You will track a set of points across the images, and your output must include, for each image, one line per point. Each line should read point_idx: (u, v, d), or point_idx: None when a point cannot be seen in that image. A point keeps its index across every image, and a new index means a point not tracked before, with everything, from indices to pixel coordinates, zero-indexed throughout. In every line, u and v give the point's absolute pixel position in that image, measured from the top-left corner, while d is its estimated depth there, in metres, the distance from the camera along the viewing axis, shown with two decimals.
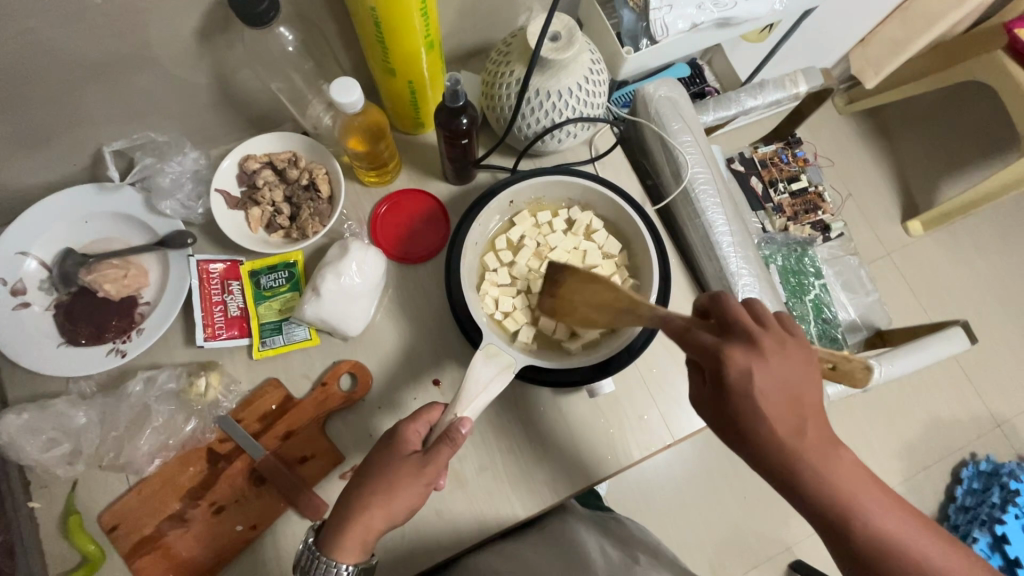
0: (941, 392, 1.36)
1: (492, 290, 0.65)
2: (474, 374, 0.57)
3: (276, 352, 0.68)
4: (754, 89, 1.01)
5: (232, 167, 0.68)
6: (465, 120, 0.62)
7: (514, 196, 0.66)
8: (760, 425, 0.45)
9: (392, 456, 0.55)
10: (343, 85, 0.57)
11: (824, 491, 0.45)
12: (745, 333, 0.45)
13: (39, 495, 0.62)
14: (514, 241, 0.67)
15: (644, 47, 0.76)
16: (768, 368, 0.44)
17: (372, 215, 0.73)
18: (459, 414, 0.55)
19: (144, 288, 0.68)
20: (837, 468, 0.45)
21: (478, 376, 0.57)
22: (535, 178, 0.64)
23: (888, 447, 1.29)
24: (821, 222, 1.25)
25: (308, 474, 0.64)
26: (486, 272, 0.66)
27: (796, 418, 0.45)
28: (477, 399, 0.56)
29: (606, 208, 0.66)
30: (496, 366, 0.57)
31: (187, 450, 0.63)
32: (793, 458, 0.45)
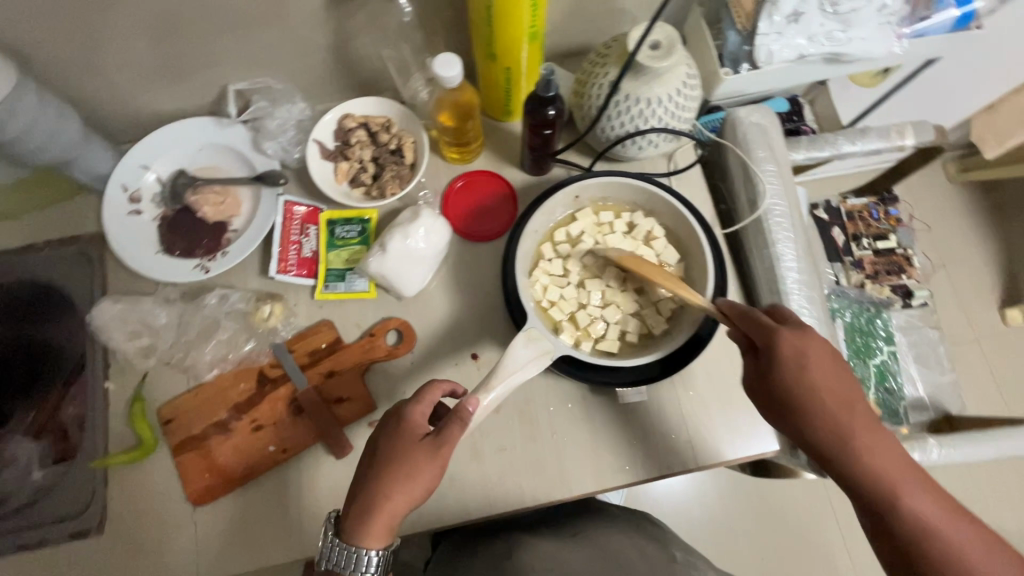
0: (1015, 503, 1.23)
1: (543, 278, 0.64)
2: (512, 355, 0.58)
3: (335, 298, 0.72)
4: (854, 134, 0.97)
5: (333, 122, 0.74)
6: (553, 111, 0.64)
7: (582, 191, 0.65)
8: (811, 402, 0.52)
9: (403, 444, 0.55)
10: (446, 60, 0.61)
11: (868, 467, 0.51)
12: (798, 321, 0.55)
13: (116, 377, 0.70)
14: (572, 236, 0.65)
15: (742, 71, 0.75)
16: (817, 350, 0.53)
17: (446, 188, 0.77)
18: (491, 390, 0.57)
19: (235, 217, 0.75)
20: (877, 449, 0.51)
21: (518, 356, 0.58)
22: (606, 176, 0.63)
23: None
24: (903, 287, 1.16)
25: (340, 414, 0.68)
26: (540, 260, 0.65)
27: (840, 399, 0.52)
28: (512, 379, 0.57)
29: (670, 216, 0.64)
30: (537, 351, 0.58)
31: (242, 367, 0.69)
32: (839, 432, 0.52)
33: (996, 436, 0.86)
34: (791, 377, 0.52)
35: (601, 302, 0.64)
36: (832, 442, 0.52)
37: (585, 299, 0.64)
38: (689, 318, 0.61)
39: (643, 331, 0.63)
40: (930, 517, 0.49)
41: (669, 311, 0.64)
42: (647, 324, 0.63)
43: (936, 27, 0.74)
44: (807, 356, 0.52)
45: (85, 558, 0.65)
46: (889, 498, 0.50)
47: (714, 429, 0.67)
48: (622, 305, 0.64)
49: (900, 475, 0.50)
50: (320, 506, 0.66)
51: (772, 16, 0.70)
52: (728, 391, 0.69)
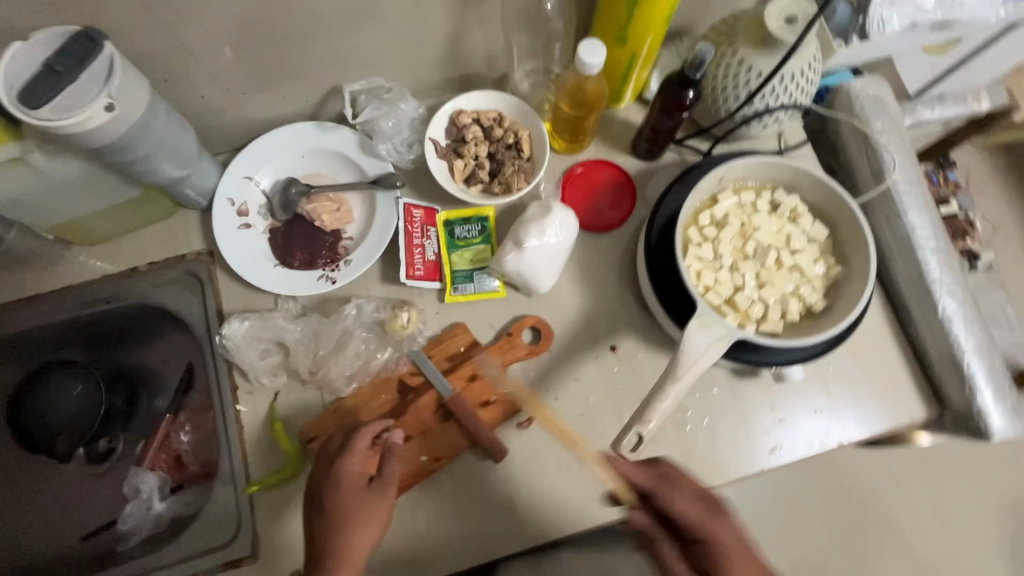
0: None
1: (696, 264, 0.63)
2: (691, 343, 0.57)
3: (465, 299, 0.71)
4: (932, 100, 0.98)
5: (444, 119, 0.72)
6: (692, 94, 0.63)
7: (726, 173, 0.64)
8: None
9: (348, 491, 0.58)
10: (592, 47, 0.59)
11: None
12: None
13: (246, 399, 0.67)
14: (718, 219, 0.65)
15: (852, 44, 0.74)
16: None
17: (565, 175, 0.75)
18: (680, 381, 0.55)
19: (349, 224, 0.72)
20: None
21: (695, 344, 0.57)
22: (753, 156, 0.63)
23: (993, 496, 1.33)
24: (970, 250, 1.18)
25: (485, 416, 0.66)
26: (689, 246, 0.64)
27: None
28: (695, 368, 0.56)
29: (816, 192, 0.64)
30: (712, 336, 0.57)
31: (381, 378, 0.67)
32: None
33: None
34: None
35: (755, 284, 0.64)
36: None
37: (739, 282, 0.64)
38: (850, 292, 0.62)
39: (802, 308, 0.64)
40: None
41: (824, 286, 0.64)
42: (806, 300, 0.64)
43: None
44: None
45: None
46: (714, 539, 0.54)
47: (861, 402, 0.68)
48: (775, 282, 0.64)
49: None
50: (480, 511, 0.65)
51: None
52: (871, 363, 0.69)
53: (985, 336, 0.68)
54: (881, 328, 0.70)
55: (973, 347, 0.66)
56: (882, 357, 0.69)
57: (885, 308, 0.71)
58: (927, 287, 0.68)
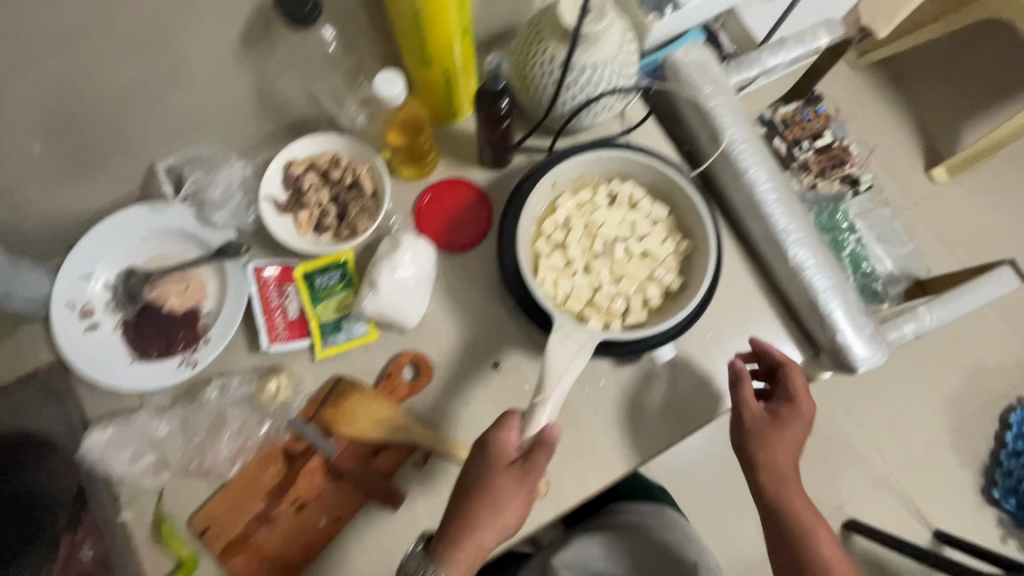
0: (973, 342, 1.44)
1: (550, 273, 0.64)
2: (556, 356, 0.58)
3: (337, 350, 0.69)
4: (775, 47, 1.00)
5: (276, 173, 0.69)
6: (506, 102, 0.62)
7: (556, 178, 0.65)
8: (783, 473, 0.63)
9: (490, 470, 0.57)
10: (389, 77, 0.57)
11: (792, 526, 0.63)
12: (787, 393, 0.65)
13: (129, 506, 0.64)
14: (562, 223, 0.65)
15: (668, 14, 0.75)
16: (789, 432, 0.64)
17: (416, 206, 0.74)
18: (548, 400, 0.58)
19: (205, 299, 0.69)
20: (805, 518, 0.63)
21: (558, 356, 0.58)
22: (575, 155, 0.64)
23: (929, 396, 1.40)
24: (850, 176, 1.23)
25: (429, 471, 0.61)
26: (541, 257, 0.64)
27: (790, 461, 0.64)
28: (562, 381, 0.58)
29: (646, 175, 0.66)
30: (574, 345, 0.59)
31: (265, 451, 0.65)
32: (777, 486, 0.63)
33: (974, 286, 0.92)
34: (755, 439, 0.64)
35: (612, 279, 0.65)
36: (773, 501, 0.64)
37: (597, 280, 0.65)
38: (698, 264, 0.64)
39: (663, 291, 0.65)
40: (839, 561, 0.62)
41: (677, 264, 0.66)
42: (663, 283, 0.65)
43: None
44: (783, 458, 0.63)
45: None
46: (778, 501, 0.63)
47: (740, 362, 0.69)
48: (631, 271, 0.65)
49: (811, 530, 0.62)
50: (390, 560, 0.64)
51: None
52: (745, 322, 0.71)
53: (840, 271, 0.71)
54: (747, 286, 0.72)
55: (830, 287, 0.69)
56: (752, 314, 0.71)
57: (748, 267, 0.72)
58: (777, 239, 0.70)
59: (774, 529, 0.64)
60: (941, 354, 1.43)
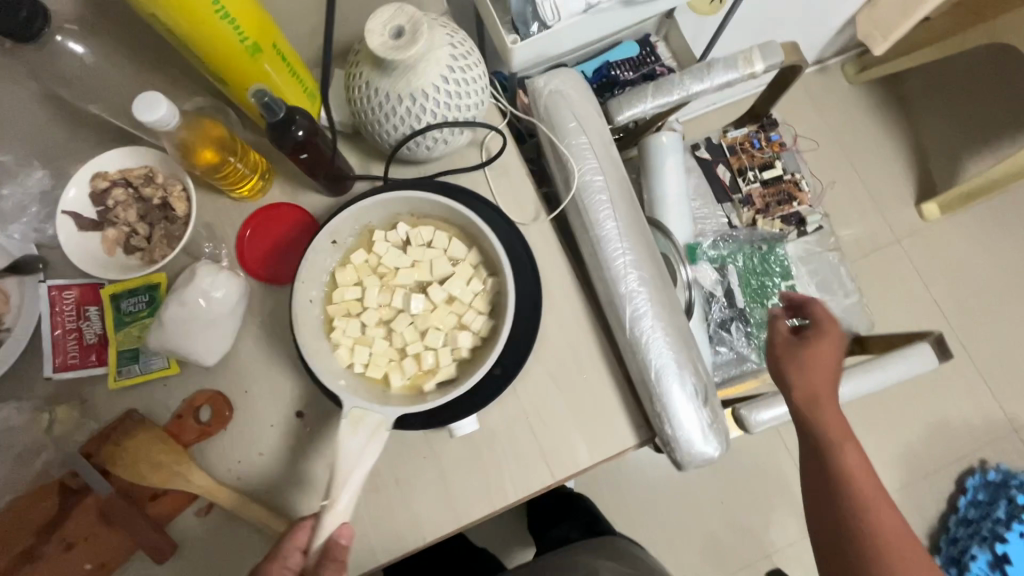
0: (946, 400, 1.29)
1: (346, 340, 0.56)
2: (345, 449, 0.50)
3: (134, 382, 0.64)
4: (701, 70, 0.89)
5: (78, 187, 0.64)
6: (299, 131, 0.55)
7: (337, 235, 0.56)
8: (822, 403, 0.66)
9: None
10: (150, 99, 0.51)
11: (838, 467, 0.64)
12: (819, 326, 0.69)
13: None
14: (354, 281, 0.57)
15: (535, 34, 0.66)
16: (820, 356, 0.67)
17: (236, 240, 0.67)
18: (337, 503, 0.49)
19: (4, 314, 0.63)
20: (856, 464, 0.64)
21: (348, 448, 0.50)
22: (351, 207, 0.55)
23: (886, 453, 1.26)
24: (795, 215, 1.11)
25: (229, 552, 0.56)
26: (336, 323, 0.56)
27: (816, 394, 0.66)
28: (352, 478, 0.49)
29: (439, 211, 0.57)
30: (367, 430, 0.50)
31: (42, 482, 0.61)
32: (812, 423, 0.66)
33: (882, 364, 0.84)
34: (784, 366, 0.68)
35: (416, 334, 0.57)
36: (806, 425, 0.67)
37: (400, 340, 0.57)
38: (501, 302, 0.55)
39: (475, 338, 0.56)
40: (866, 508, 0.62)
41: (487, 304, 0.57)
42: (472, 329, 0.56)
43: None
44: (823, 390, 0.66)
45: None
46: (817, 421, 0.66)
47: (565, 438, 0.62)
48: (437, 320, 0.57)
49: (854, 473, 0.63)
50: None
51: None
52: (578, 393, 0.63)
53: (689, 340, 0.63)
54: (587, 352, 0.64)
55: (673, 366, 0.61)
56: (588, 384, 0.63)
57: (592, 329, 0.65)
58: (619, 308, 0.62)
59: (831, 462, 0.64)
60: (906, 410, 1.29)
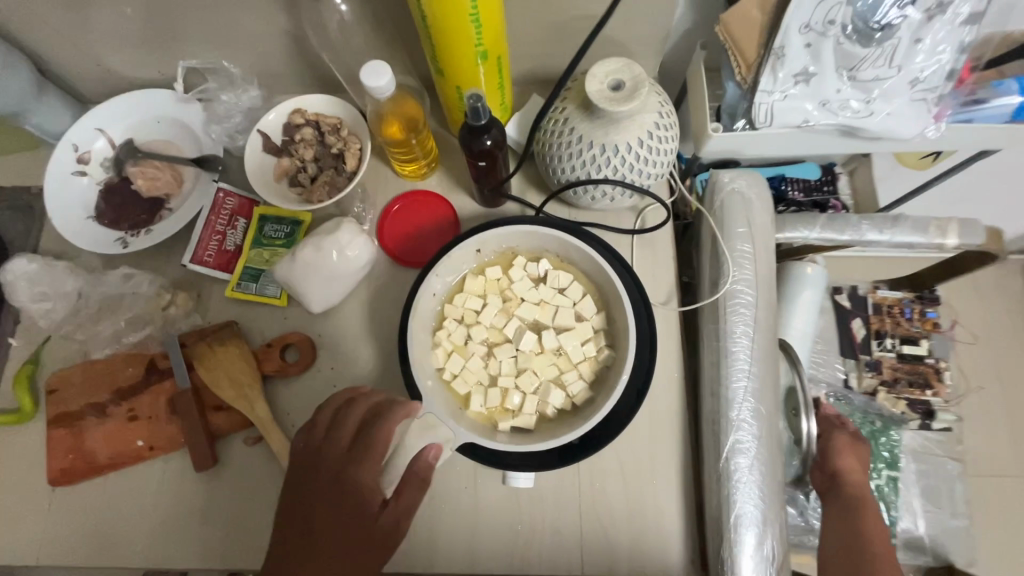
0: None
1: (445, 346, 0.56)
2: (407, 448, 0.49)
3: (246, 299, 0.68)
4: (883, 221, 0.82)
5: (279, 115, 0.70)
6: (489, 141, 0.56)
7: (483, 245, 0.57)
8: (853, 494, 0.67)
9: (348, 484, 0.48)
10: (377, 68, 0.55)
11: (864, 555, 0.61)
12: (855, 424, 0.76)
13: (20, 335, 0.70)
14: (478, 293, 0.57)
15: (738, 129, 0.64)
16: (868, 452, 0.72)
17: (383, 210, 0.71)
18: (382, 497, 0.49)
19: (171, 196, 0.73)
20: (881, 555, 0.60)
21: (409, 450, 0.49)
22: (508, 225, 0.56)
23: None
24: (926, 404, 1.00)
25: (335, 460, 0.49)
26: (443, 325, 0.57)
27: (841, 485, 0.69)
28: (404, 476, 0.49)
29: (585, 265, 0.56)
30: (433, 440, 0.49)
31: (136, 352, 0.67)
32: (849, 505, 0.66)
33: None
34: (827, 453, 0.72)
35: (512, 369, 0.56)
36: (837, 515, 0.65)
37: (494, 368, 0.56)
38: (610, 380, 0.52)
39: (566, 401, 0.54)
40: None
41: (592, 373, 0.55)
42: (568, 390, 0.54)
43: (988, 113, 0.61)
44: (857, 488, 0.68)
45: None
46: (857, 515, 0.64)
47: (610, 536, 0.58)
48: (537, 367, 0.55)
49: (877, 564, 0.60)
50: (176, 511, 0.63)
51: (776, 72, 0.58)
52: (640, 498, 0.59)
53: (781, 502, 0.56)
54: (665, 458, 0.60)
55: (755, 517, 0.54)
56: (654, 491, 0.59)
57: (680, 438, 0.60)
58: (722, 434, 0.57)
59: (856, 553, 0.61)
60: None
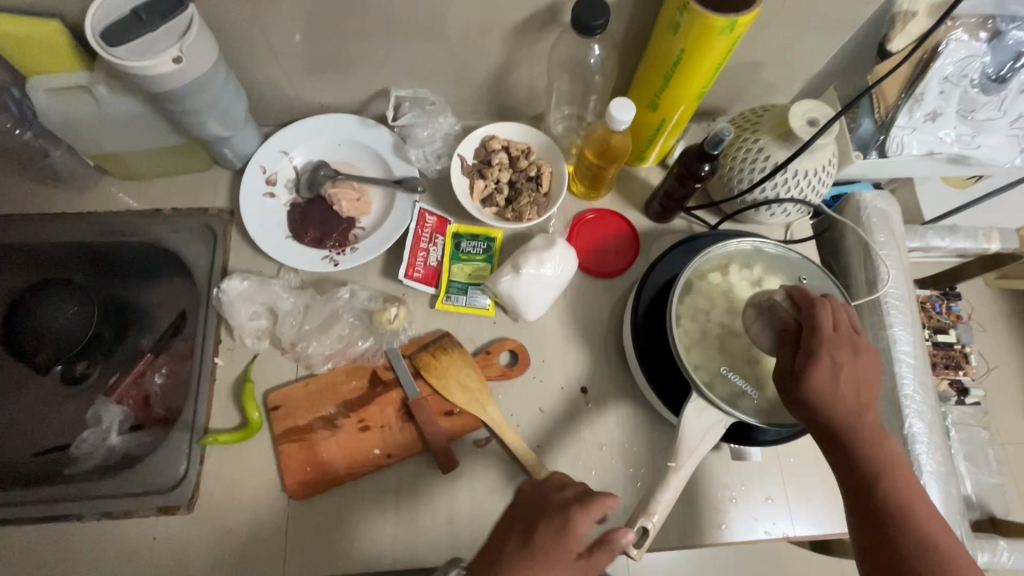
0: None
1: (689, 342, 0.64)
2: (688, 429, 0.58)
3: (456, 310, 0.73)
4: (943, 230, 1.00)
5: (475, 141, 0.77)
6: (707, 167, 0.66)
7: (709, 255, 0.67)
8: None
9: (557, 535, 0.49)
10: (623, 105, 0.64)
11: None
12: None
13: (225, 354, 0.70)
14: (709, 297, 0.67)
15: (871, 158, 0.78)
16: None
17: (577, 218, 0.79)
18: (683, 469, 0.57)
19: (364, 216, 0.76)
20: None
21: (694, 428, 0.58)
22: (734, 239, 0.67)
23: None
24: (960, 383, 1.18)
25: (552, 509, 0.51)
26: (684, 325, 0.65)
27: None
28: (697, 452, 0.58)
29: (792, 273, 0.68)
30: (711, 420, 0.58)
31: (357, 364, 0.69)
32: None
33: None
34: None
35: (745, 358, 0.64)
36: None
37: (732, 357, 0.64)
38: None
39: None
40: None
41: None
42: None
43: None
44: None
45: (170, 534, 0.63)
46: None
47: (813, 501, 0.68)
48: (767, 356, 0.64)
49: None
50: (418, 516, 0.65)
51: (913, 112, 0.73)
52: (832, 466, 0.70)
53: (944, 459, 0.72)
54: None
55: (931, 472, 0.70)
56: None
57: None
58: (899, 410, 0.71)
59: None
60: None
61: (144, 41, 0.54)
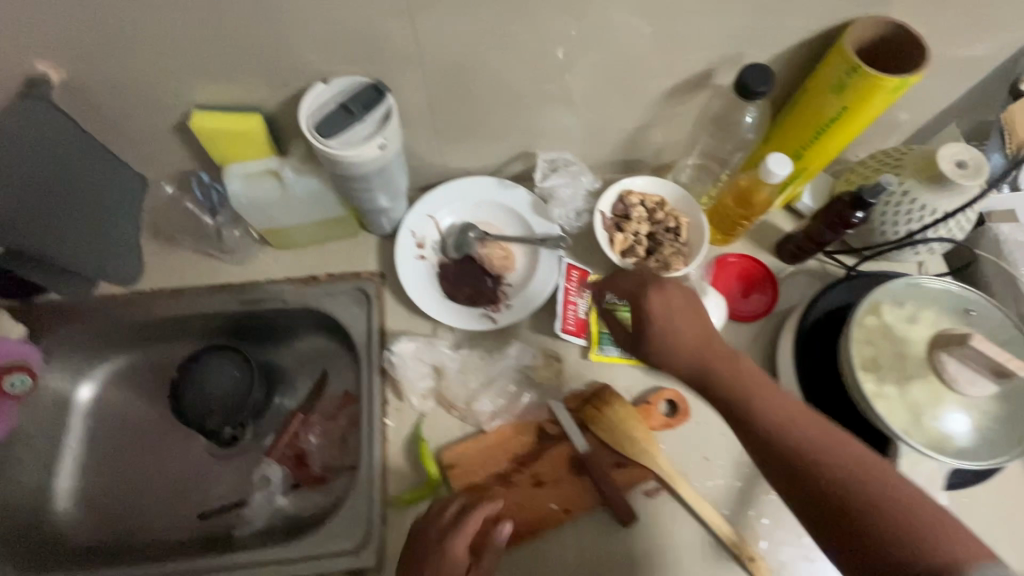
0: None
1: (880, 398, 0.63)
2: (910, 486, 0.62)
3: (608, 361, 0.75)
4: None
5: (613, 196, 0.80)
6: (860, 214, 0.68)
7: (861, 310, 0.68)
8: None
9: (443, 556, 0.61)
10: (778, 159, 0.66)
11: None
12: None
13: (394, 415, 0.73)
14: (873, 348, 0.66)
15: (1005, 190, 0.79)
16: None
17: (722, 257, 0.81)
18: None
19: (509, 273, 0.79)
20: None
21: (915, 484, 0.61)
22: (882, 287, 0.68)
23: None
24: None
25: (432, 536, 0.63)
26: (867, 382, 0.64)
27: None
28: None
29: (945, 299, 0.69)
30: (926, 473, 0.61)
31: (523, 420, 0.71)
32: None
33: None
34: None
35: (934, 398, 0.63)
36: None
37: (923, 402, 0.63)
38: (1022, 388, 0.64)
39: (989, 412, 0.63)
40: None
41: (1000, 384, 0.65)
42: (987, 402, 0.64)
43: None
44: None
45: None
46: None
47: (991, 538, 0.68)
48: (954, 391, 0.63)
49: None
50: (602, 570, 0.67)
51: None
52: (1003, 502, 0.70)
53: None
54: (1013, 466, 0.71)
55: None
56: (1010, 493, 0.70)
57: None
58: None
59: None
60: None
61: (351, 131, 0.58)
